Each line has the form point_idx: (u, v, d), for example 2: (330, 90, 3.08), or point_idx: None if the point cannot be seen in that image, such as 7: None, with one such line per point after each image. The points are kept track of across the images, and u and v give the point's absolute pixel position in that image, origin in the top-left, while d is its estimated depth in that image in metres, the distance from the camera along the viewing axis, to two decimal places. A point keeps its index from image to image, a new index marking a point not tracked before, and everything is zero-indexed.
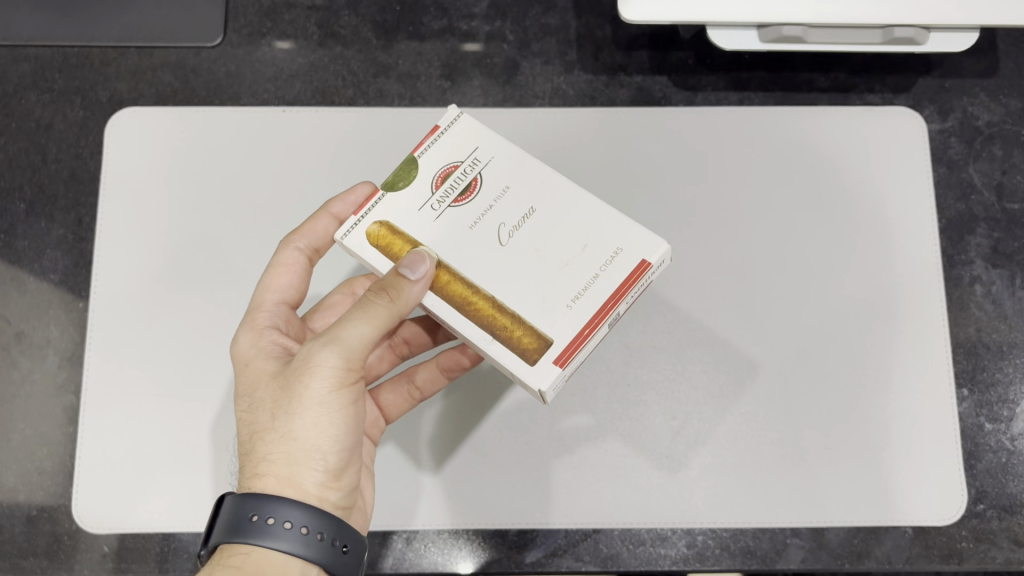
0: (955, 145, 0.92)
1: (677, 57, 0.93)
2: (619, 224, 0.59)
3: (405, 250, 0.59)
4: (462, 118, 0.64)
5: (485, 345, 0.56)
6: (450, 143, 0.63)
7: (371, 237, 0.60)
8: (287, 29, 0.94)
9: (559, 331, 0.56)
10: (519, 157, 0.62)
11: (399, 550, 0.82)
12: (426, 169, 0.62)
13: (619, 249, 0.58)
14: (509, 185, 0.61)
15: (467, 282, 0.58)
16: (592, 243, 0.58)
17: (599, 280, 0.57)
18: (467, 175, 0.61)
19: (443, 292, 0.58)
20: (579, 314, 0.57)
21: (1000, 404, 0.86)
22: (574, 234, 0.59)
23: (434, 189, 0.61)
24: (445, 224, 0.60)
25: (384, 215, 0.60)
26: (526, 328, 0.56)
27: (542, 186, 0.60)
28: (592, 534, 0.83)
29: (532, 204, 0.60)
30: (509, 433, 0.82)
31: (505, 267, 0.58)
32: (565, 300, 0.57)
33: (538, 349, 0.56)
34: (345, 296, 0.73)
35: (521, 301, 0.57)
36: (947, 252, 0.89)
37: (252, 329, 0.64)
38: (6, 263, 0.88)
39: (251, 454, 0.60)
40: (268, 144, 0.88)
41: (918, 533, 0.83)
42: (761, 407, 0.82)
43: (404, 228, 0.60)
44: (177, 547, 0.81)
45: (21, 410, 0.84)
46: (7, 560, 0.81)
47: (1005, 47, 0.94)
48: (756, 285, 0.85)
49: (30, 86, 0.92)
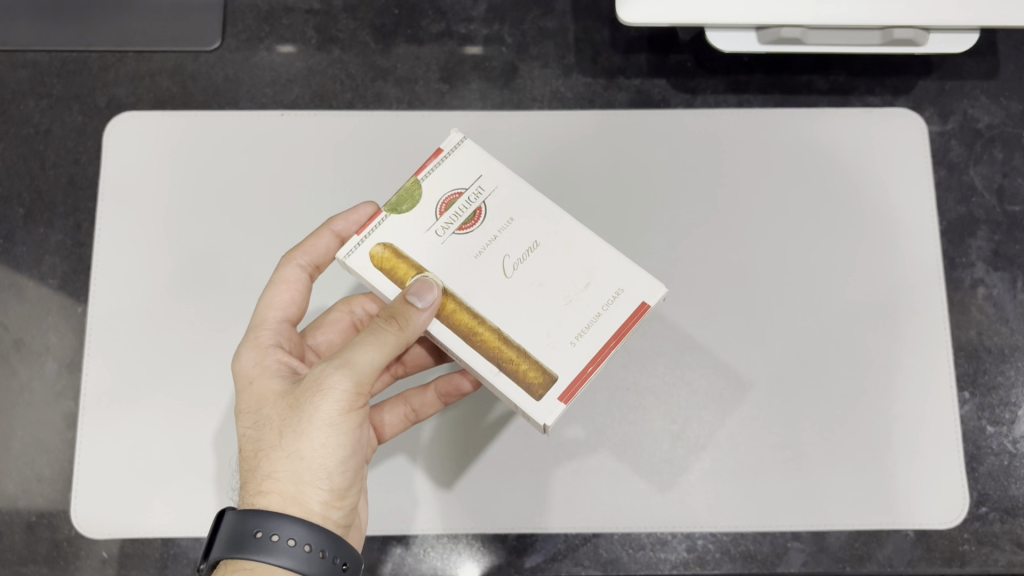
0: (956, 147, 0.91)
1: (676, 60, 0.93)
2: (622, 265, 0.59)
3: (409, 275, 0.59)
4: (466, 143, 0.63)
5: (492, 377, 0.56)
6: (454, 168, 0.62)
7: (375, 260, 0.59)
8: (285, 34, 0.94)
9: (563, 367, 0.56)
10: (524, 188, 0.61)
11: (399, 555, 0.83)
12: (430, 193, 0.61)
13: (620, 289, 0.58)
14: (512, 216, 0.61)
15: (473, 312, 0.57)
16: (595, 281, 0.59)
17: (602, 319, 0.58)
18: (471, 202, 0.61)
19: (449, 321, 0.57)
20: (583, 352, 0.57)
21: (1002, 407, 0.85)
22: (577, 271, 0.59)
23: (438, 215, 0.60)
24: (449, 251, 0.59)
25: (388, 238, 0.60)
26: (531, 362, 0.56)
27: (546, 220, 0.60)
28: (592, 538, 0.83)
29: (536, 237, 0.60)
30: (508, 439, 0.82)
31: (509, 299, 0.58)
32: (569, 337, 0.57)
33: (543, 384, 0.56)
34: (342, 314, 0.72)
35: (526, 334, 0.57)
36: (948, 256, 0.89)
37: (256, 347, 0.64)
38: (5, 269, 0.88)
39: (256, 471, 0.59)
40: (267, 150, 0.88)
41: (920, 536, 0.83)
42: (761, 410, 0.82)
43: (408, 253, 0.59)
44: (177, 553, 0.82)
45: (21, 417, 0.84)
46: (7, 567, 0.81)
47: (1006, 49, 0.94)
48: (756, 288, 0.85)
49: (28, 92, 0.92)
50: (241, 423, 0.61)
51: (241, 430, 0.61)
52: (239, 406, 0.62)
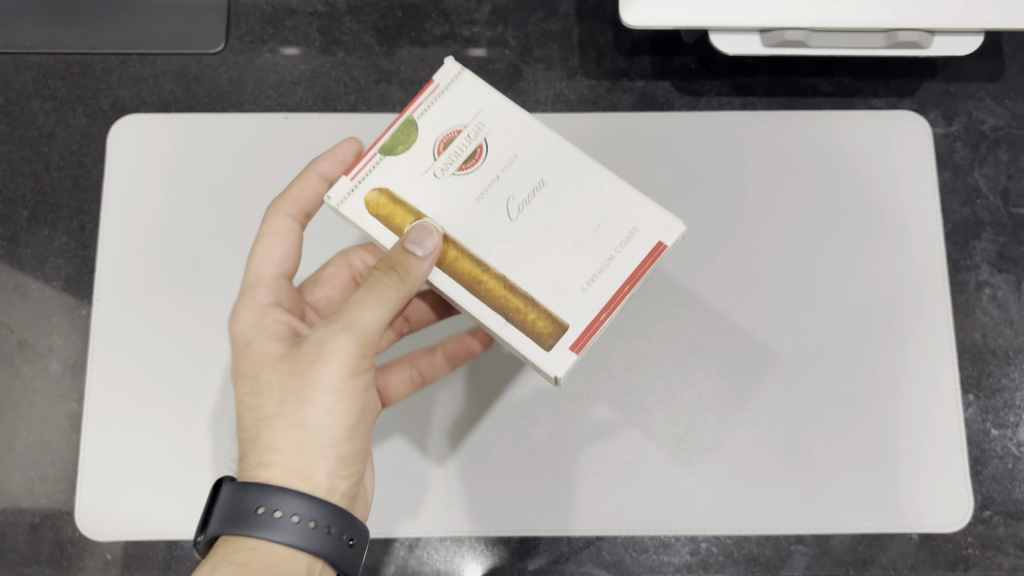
0: (960, 149, 0.91)
1: (679, 63, 0.93)
2: (633, 203, 0.58)
3: (407, 222, 0.57)
4: (463, 76, 0.61)
5: (500, 328, 0.55)
6: (452, 104, 0.61)
7: (371, 207, 0.58)
8: (289, 36, 0.94)
9: (573, 315, 0.55)
10: (526, 122, 0.60)
11: (402, 558, 0.83)
12: (426, 134, 0.60)
13: (635, 229, 0.57)
14: (515, 151, 0.59)
15: (477, 260, 0.56)
16: (605, 221, 0.57)
17: (614, 261, 0.56)
18: (471, 140, 0.60)
19: (452, 270, 0.57)
20: (595, 298, 0.55)
21: (1006, 410, 0.85)
22: (586, 210, 0.58)
23: (436, 155, 0.59)
24: (450, 192, 0.58)
25: (383, 183, 0.59)
26: (540, 312, 0.55)
27: (551, 155, 0.59)
28: (596, 541, 0.83)
29: (542, 175, 0.58)
30: (510, 442, 0.81)
31: (515, 242, 0.57)
32: (580, 282, 0.56)
33: (553, 334, 0.55)
34: (341, 269, 0.72)
35: (534, 280, 0.56)
36: (953, 258, 0.88)
37: (254, 309, 0.63)
38: (9, 271, 0.88)
39: (257, 441, 0.59)
40: (270, 152, 0.88)
41: (924, 540, 0.82)
42: (765, 413, 0.82)
43: (406, 198, 0.58)
44: (181, 554, 0.82)
45: (25, 417, 0.85)
46: (11, 567, 0.82)
47: (1011, 51, 0.94)
48: (760, 291, 0.84)
49: (33, 94, 0.92)
50: (241, 390, 0.61)
51: (241, 397, 0.61)
52: (238, 372, 0.62)
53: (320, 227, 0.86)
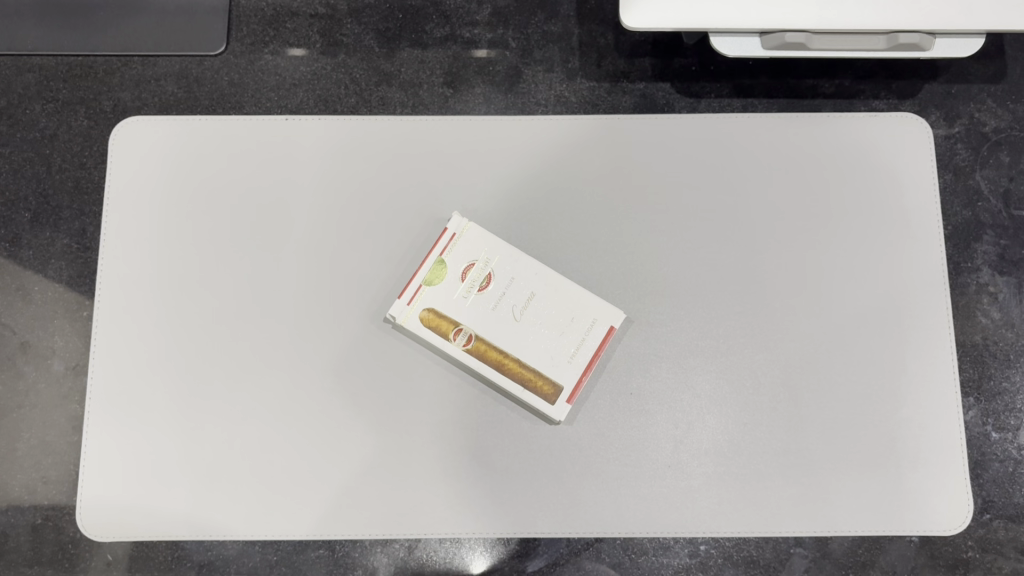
0: (961, 151, 0.90)
1: (680, 64, 0.92)
2: (597, 300, 0.80)
3: (450, 329, 0.78)
4: (471, 225, 0.81)
5: (519, 393, 0.78)
6: (465, 245, 0.80)
7: (425, 321, 0.78)
8: (290, 38, 0.94)
9: (564, 379, 0.78)
10: (518, 252, 0.81)
11: (401, 557, 0.83)
12: (453, 266, 0.80)
13: (596, 319, 0.79)
14: (514, 275, 0.80)
15: (499, 348, 0.78)
16: (578, 314, 0.79)
17: (587, 342, 0.79)
18: (483, 270, 0.80)
19: (483, 356, 0.78)
20: (578, 365, 0.78)
21: (1007, 413, 0.85)
22: (567, 310, 0.79)
23: (461, 280, 0.79)
24: (475, 308, 0.78)
25: (431, 303, 0.78)
26: (545, 378, 0.78)
27: (539, 275, 0.80)
28: (594, 543, 0.83)
29: (533, 289, 0.80)
30: (509, 443, 0.82)
31: (521, 336, 0.78)
32: (565, 356, 0.78)
33: (554, 392, 0.78)
34: None
35: (537, 358, 0.78)
36: (954, 260, 0.88)
37: None
38: (13, 272, 0.88)
39: None
40: (271, 155, 0.88)
41: (924, 543, 0.82)
42: (764, 416, 0.82)
43: (447, 312, 0.78)
44: (183, 555, 0.83)
45: (28, 419, 0.85)
46: (14, 568, 0.82)
47: (1014, 52, 0.93)
48: (760, 294, 0.84)
49: (34, 96, 0.92)
50: None
51: None
52: None
53: (320, 229, 0.86)
